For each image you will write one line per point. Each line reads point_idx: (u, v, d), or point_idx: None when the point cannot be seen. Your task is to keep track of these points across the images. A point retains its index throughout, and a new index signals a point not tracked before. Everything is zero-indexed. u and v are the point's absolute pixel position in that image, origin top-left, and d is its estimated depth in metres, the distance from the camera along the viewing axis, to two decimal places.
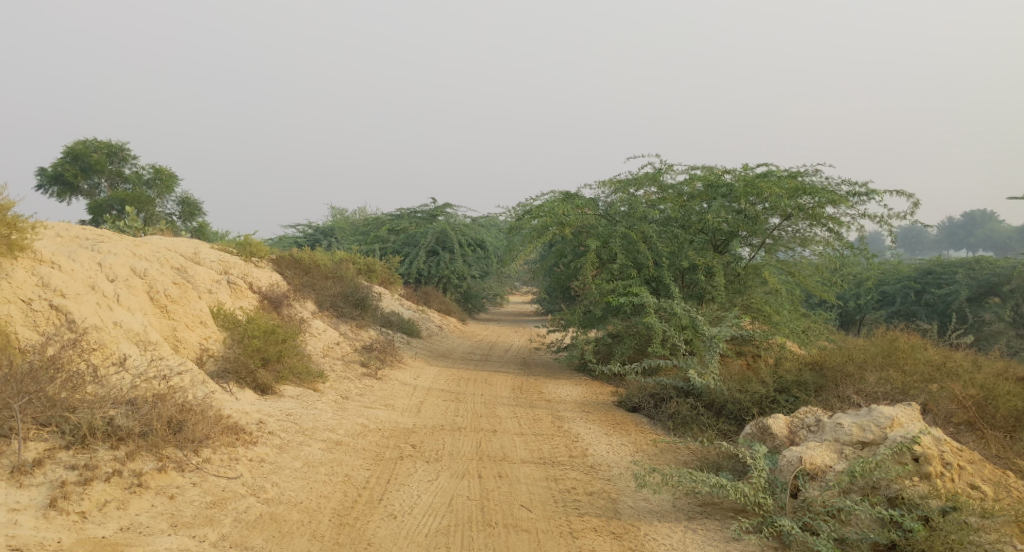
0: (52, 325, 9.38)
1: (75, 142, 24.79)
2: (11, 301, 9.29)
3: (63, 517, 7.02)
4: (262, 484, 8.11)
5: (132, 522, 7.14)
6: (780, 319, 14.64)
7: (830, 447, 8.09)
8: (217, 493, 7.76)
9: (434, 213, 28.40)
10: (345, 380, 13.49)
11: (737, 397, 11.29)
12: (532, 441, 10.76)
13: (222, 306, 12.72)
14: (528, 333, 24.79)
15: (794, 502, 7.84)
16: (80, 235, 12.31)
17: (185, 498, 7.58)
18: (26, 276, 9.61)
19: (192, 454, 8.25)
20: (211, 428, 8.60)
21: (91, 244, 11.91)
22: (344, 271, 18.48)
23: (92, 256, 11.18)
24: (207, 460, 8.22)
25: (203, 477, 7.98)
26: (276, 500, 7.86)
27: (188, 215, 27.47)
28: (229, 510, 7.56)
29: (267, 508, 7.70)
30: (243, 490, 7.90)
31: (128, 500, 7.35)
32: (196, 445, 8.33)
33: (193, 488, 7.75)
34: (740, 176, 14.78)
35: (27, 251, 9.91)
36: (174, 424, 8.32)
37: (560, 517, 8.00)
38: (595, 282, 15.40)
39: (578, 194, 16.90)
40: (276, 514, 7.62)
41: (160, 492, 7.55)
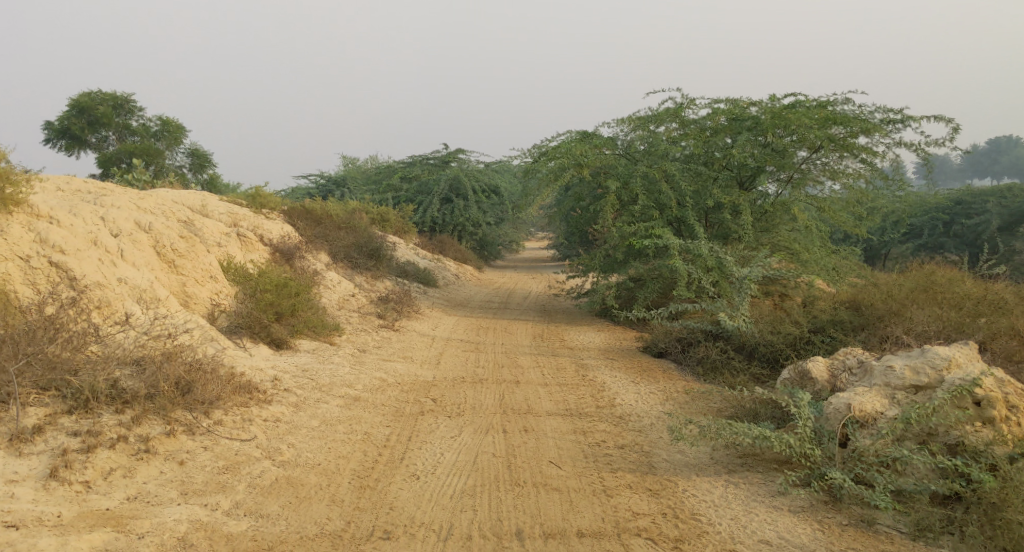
0: (53, 283, 8.96)
1: (80, 94, 24.23)
2: (8, 258, 8.84)
3: (65, 488, 6.63)
4: (278, 446, 7.74)
5: (139, 491, 6.77)
6: (810, 257, 14.13)
7: (881, 392, 7.67)
8: (230, 457, 7.40)
9: (446, 159, 27.76)
10: (361, 332, 13.10)
11: (769, 339, 10.84)
12: (556, 392, 10.34)
13: (232, 260, 12.29)
14: (547, 279, 24.34)
15: (843, 452, 7.41)
16: (82, 189, 11.87)
17: (196, 464, 7.22)
18: (23, 232, 9.14)
19: (203, 416, 7.90)
20: (221, 388, 8.21)
21: (93, 198, 11.45)
22: (357, 221, 18.00)
23: (95, 210, 10.73)
24: (218, 422, 7.85)
25: (214, 440, 7.61)
26: (292, 463, 7.49)
27: (199, 167, 27.01)
28: (243, 475, 7.20)
29: (283, 472, 7.33)
30: (258, 453, 7.53)
31: (135, 468, 6.99)
32: (206, 407, 7.96)
33: (205, 452, 7.39)
34: (766, 108, 14.02)
35: (23, 206, 9.42)
36: (182, 385, 7.94)
37: (593, 474, 7.61)
38: (616, 225, 14.80)
39: (596, 134, 16.29)
40: (293, 478, 7.25)
41: (169, 458, 7.20)
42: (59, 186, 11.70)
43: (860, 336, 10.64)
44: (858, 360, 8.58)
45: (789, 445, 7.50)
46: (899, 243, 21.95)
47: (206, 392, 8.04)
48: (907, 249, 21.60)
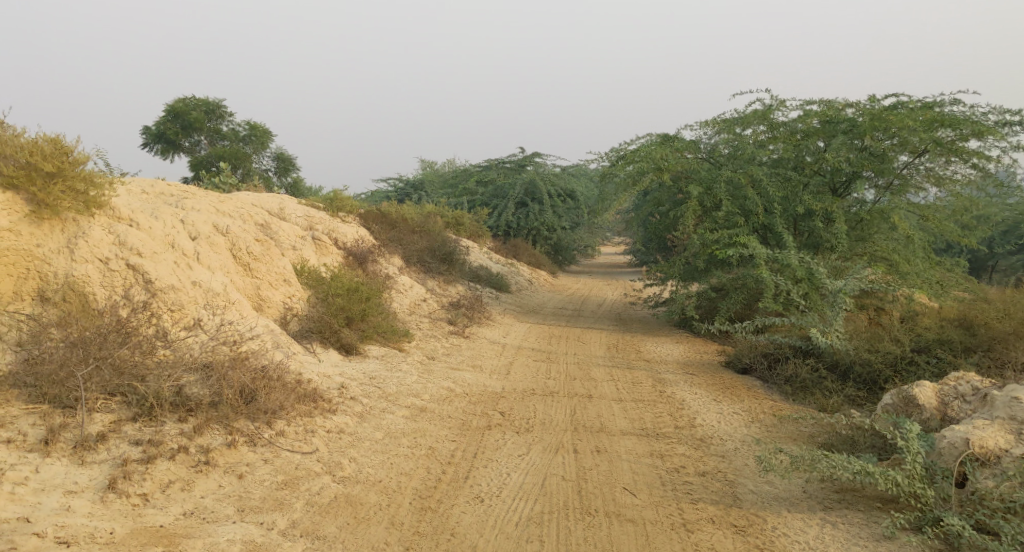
0: (131, 286, 8.76)
1: (175, 101, 24.62)
2: (87, 261, 8.65)
3: (122, 501, 6.40)
4: (339, 460, 7.41)
5: (196, 506, 6.51)
6: (910, 269, 13.36)
7: (1004, 427, 6.95)
8: (290, 472, 7.09)
9: (523, 163, 27.40)
10: (431, 339, 12.78)
11: (867, 358, 10.44)
12: (632, 409, 9.90)
13: (306, 263, 12.09)
14: (622, 286, 23.75)
15: (961, 494, 6.77)
16: (164, 192, 11.76)
17: (256, 478, 6.94)
18: (104, 234, 8.89)
19: (265, 426, 7.58)
20: (286, 396, 7.92)
21: (175, 201, 11.34)
22: (432, 225, 17.76)
23: (175, 213, 10.58)
24: (281, 433, 7.52)
25: (276, 452, 7.32)
26: (353, 479, 7.16)
27: (283, 171, 27.19)
28: (301, 492, 6.88)
29: (343, 489, 7.01)
30: (318, 467, 7.21)
31: (194, 481, 6.72)
32: (269, 417, 7.64)
33: (265, 466, 7.10)
34: (865, 110, 13.42)
35: (104, 209, 9.20)
36: (246, 393, 7.65)
37: (670, 504, 7.12)
38: (697, 232, 14.21)
39: (678, 137, 15.70)
40: (353, 497, 6.92)
41: (228, 471, 6.92)
42: (142, 189, 11.58)
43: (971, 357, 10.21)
44: (972, 387, 7.99)
45: (896, 483, 6.90)
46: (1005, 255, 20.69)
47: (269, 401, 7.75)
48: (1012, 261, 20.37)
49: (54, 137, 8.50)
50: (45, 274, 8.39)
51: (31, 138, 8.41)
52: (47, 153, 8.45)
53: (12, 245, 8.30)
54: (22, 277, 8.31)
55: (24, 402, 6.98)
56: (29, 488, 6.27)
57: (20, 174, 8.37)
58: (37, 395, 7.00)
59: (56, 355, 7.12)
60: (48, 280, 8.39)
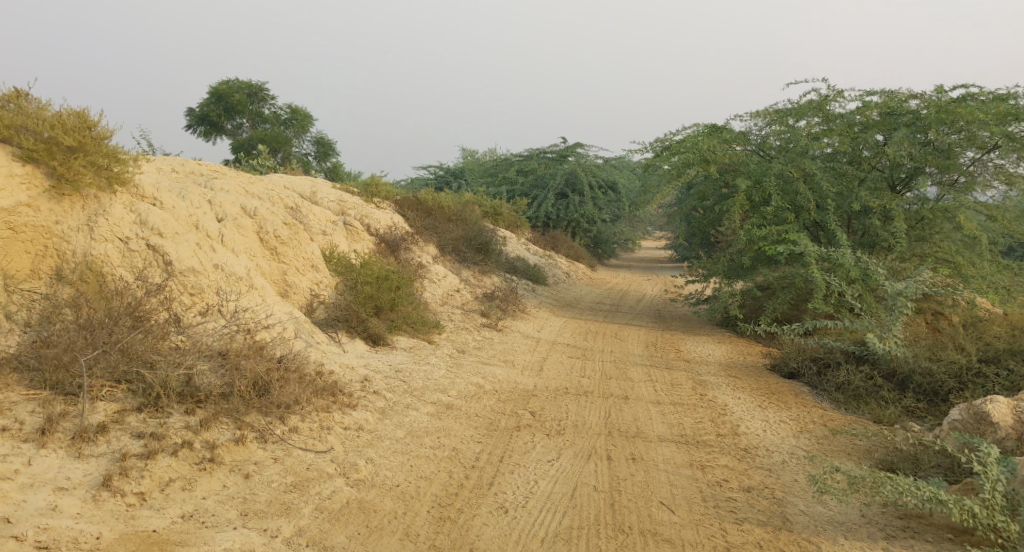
0: (151, 269, 8.13)
1: (219, 83, 24.28)
2: (108, 240, 8.04)
3: (115, 502, 5.97)
4: (355, 461, 6.91)
5: (196, 509, 6.07)
6: (974, 272, 12.79)
7: None
8: (300, 473, 6.62)
9: (564, 153, 26.84)
10: (462, 332, 12.25)
11: (928, 368, 10.01)
12: (671, 413, 9.32)
13: (336, 249, 11.59)
14: (663, 281, 23.10)
15: None
16: (195, 169, 11.12)
17: (263, 478, 6.48)
18: (125, 213, 8.29)
19: (278, 422, 7.10)
20: (302, 389, 7.42)
21: (205, 180, 10.75)
22: (469, 213, 17.23)
23: (204, 193, 10.01)
24: (294, 430, 7.04)
25: (287, 450, 6.84)
26: (367, 483, 6.66)
27: (323, 156, 26.83)
28: (311, 497, 6.40)
29: (355, 493, 6.51)
30: (331, 469, 6.73)
31: (196, 479, 6.28)
32: (283, 411, 7.16)
33: (274, 465, 6.63)
34: (930, 101, 12.77)
35: (127, 185, 8.58)
36: (260, 385, 7.19)
37: (713, 524, 6.61)
38: (744, 228, 13.56)
39: (727, 128, 15.04)
40: (366, 502, 6.43)
41: (235, 470, 6.48)
42: (172, 167, 10.96)
43: None
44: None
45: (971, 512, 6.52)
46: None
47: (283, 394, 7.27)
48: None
49: (78, 110, 7.93)
50: (62, 252, 7.79)
51: (56, 110, 7.87)
52: (70, 126, 7.88)
53: (31, 221, 7.69)
54: (40, 255, 7.71)
55: (25, 387, 6.58)
56: (16, 483, 5.86)
57: (40, 147, 7.79)
58: (40, 381, 6.60)
59: (63, 339, 6.71)
60: (67, 258, 7.80)
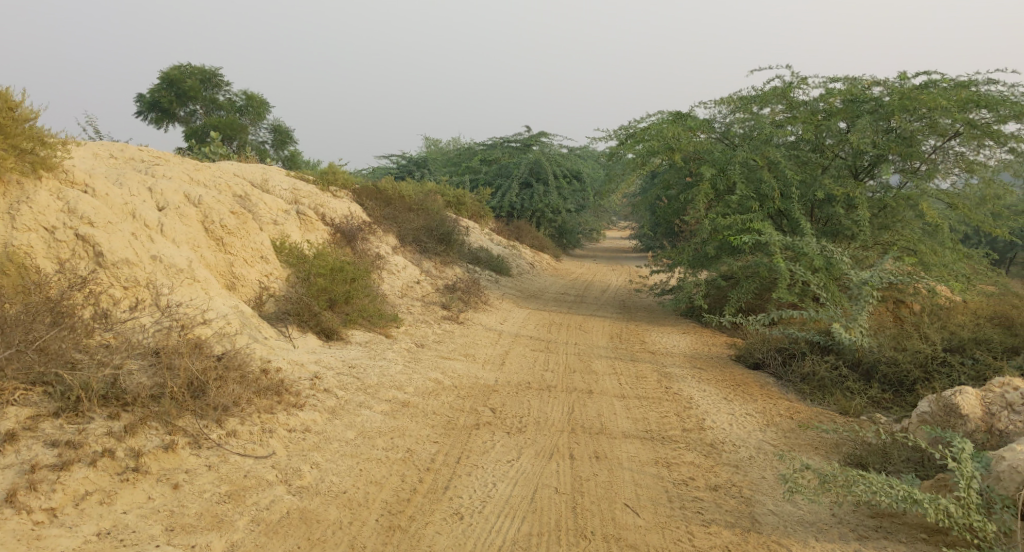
0: (78, 260, 7.58)
1: (171, 68, 23.46)
2: (31, 229, 7.49)
3: (22, 519, 5.52)
4: (298, 466, 6.49)
5: (115, 525, 5.65)
6: (935, 260, 12.67)
7: None
8: (236, 481, 6.19)
9: (528, 142, 26.46)
10: (421, 325, 11.82)
11: (894, 358, 9.82)
12: (635, 407, 9.01)
13: (289, 239, 10.99)
14: (627, 272, 22.86)
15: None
16: (136, 156, 10.53)
17: (193, 488, 6.05)
18: (51, 200, 7.76)
19: (214, 425, 6.67)
20: (242, 388, 6.98)
21: (145, 166, 10.18)
22: (431, 203, 16.76)
23: (144, 180, 9.45)
24: (232, 434, 6.60)
25: (223, 457, 6.41)
26: (311, 490, 6.26)
27: (281, 144, 26.14)
28: (247, 508, 5.98)
29: (297, 502, 6.12)
30: (272, 476, 6.31)
31: (116, 492, 5.85)
32: (220, 414, 6.72)
33: (207, 473, 6.20)
34: (893, 88, 12.58)
35: (55, 171, 8.03)
36: (195, 385, 6.74)
37: (679, 527, 6.36)
38: (708, 217, 13.30)
39: (691, 116, 14.76)
40: (308, 512, 6.03)
41: (162, 479, 6.04)
42: (110, 153, 10.38)
43: (1011, 360, 9.73)
44: (1020, 396, 7.74)
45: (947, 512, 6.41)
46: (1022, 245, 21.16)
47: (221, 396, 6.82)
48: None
49: None
50: None
51: None
52: None
53: None
54: None
55: None
56: None
57: None
58: None
59: None
60: None
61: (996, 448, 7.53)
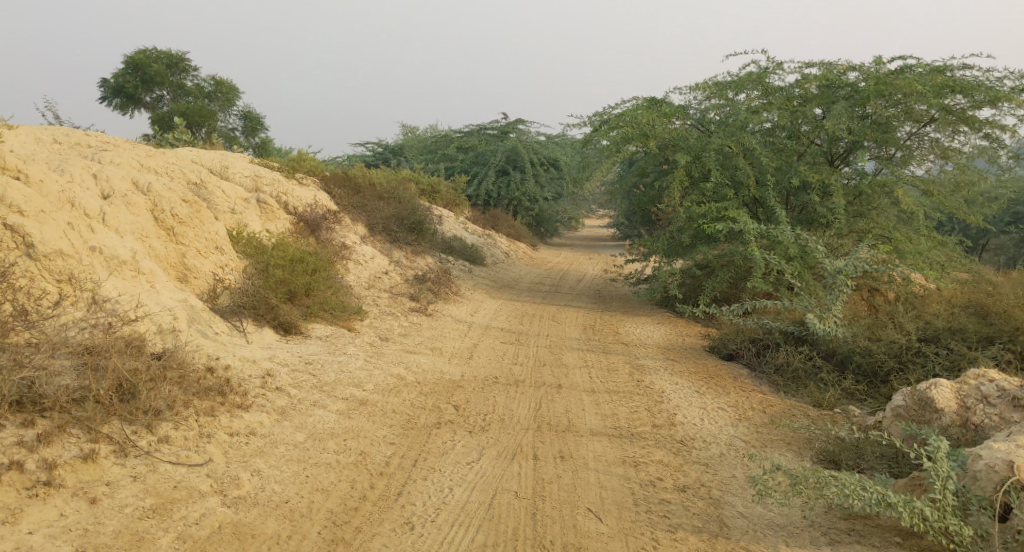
0: (5, 252, 7.08)
1: (135, 52, 22.80)
2: None
3: None
4: (236, 474, 6.28)
5: (19, 545, 5.44)
6: (910, 248, 12.38)
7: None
8: (162, 493, 5.97)
9: (505, 129, 26.03)
10: (387, 318, 11.39)
11: (868, 348, 9.54)
12: (605, 402, 8.67)
13: (245, 228, 10.51)
14: (604, 260, 22.51)
15: (1001, 529, 5.99)
16: (82, 141, 10.05)
17: (113, 502, 5.83)
18: None
19: (145, 430, 6.39)
20: (177, 389, 6.68)
21: (91, 152, 9.68)
22: (402, 191, 16.28)
23: (88, 166, 9.00)
24: (164, 440, 6.36)
25: (151, 466, 6.17)
26: (247, 501, 6.06)
27: (251, 131, 25.54)
28: (174, 524, 5.78)
29: (231, 515, 5.92)
30: (205, 486, 6.09)
31: (23, 510, 5.62)
32: (151, 418, 6.43)
33: (129, 485, 5.97)
34: (869, 73, 12.28)
35: None
36: (124, 388, 6.43)
37: (643, 534, 6.17)
38: (683, 205, 12.99)
39: (667, 102, 14.40)
40: (242, 527, 5.85)
41: (78, 494, 5.81)
42: (54, 138, 9.89)
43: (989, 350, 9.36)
44: (996, 387, 7.51)
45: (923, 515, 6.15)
46: (998, 230, 20.88)
47: (153, 398, 6.51)
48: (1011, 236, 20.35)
49: None
50: None
51: None
52: None
53: None
54: None
55: None
56: None
57: None
58: None
59: None
60: None
61: (972, 443, 7.25)
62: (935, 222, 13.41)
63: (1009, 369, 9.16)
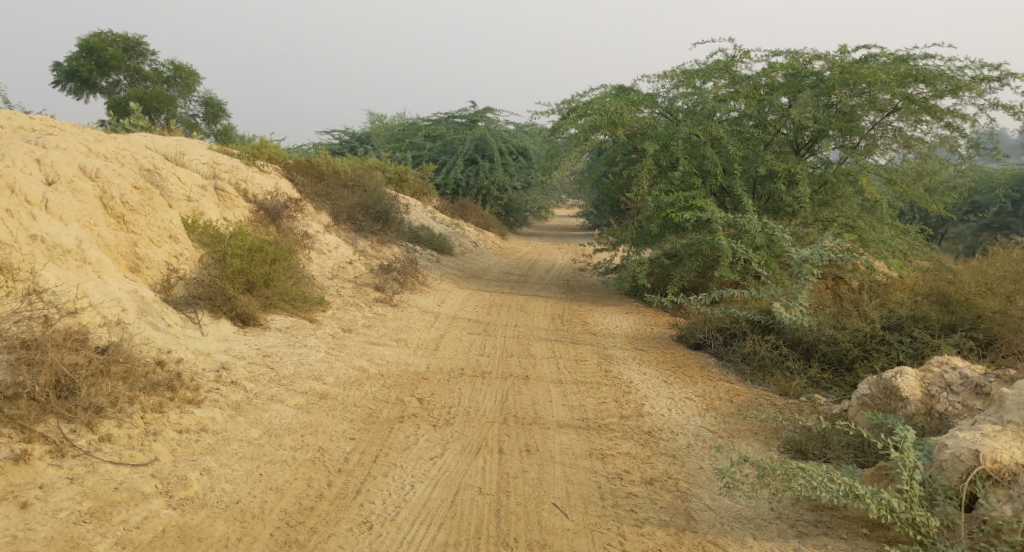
0: None
1: (90, 35, 22.21)
2: None
3: None
4: (183, 474, 6.04)
5: None
6: (874, 237, 12.35)
7: (987, 456, 5.98)
8: (102, 496, 5.72)
9: (474, 118, 25.78)
10: (351, 308, 11.11)
11: (833, 337, 9.45)
12: (572, 393, 8.50)
13: (201, 216, 10.19)
14: (574, 250, 22.34)
15: (966, 520, 5.91)
16: (27, 125, 9.67)
17: (48, 506, 5.57)
18: None
19: (85, 429, 6.13)
20: (121, 385, 6.42)
21: (36, 137, 9.31)
22: (368, 178, 15.97)
23: (32, 151, 8.65)
24: (106, 439, 6.10)
25: (90, 466, 5.91)
26: (194, 503, 5.84)
27: (213, 117, 25.05)
28: (114, 528, 5.54)
29: (176, 518, 5.70)
30: (149, 488, 5.85)
31: None
32: (92, 416, 6.17)
33: (66, 487, 5.71)
34: (834, 62, 12.16)
35: None
36: (62, 385, 6.17)
37: (610, 530, 6.01)
38: (652, 194, 12.85)
39: (635, 89, 14.22)
40: (187, 530, 5.63)
41: (10, 498, 5.55)
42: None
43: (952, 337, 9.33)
44: (960, 375, 7.47)
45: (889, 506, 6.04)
46: (957, 220, 20.95)
47: (94, 395, 6.25)
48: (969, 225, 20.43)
49: None
50: None
51: None
52: None
53: None
54: None
55: None
56: None
57: None
58: None
59: None
60: None
61: (936, 431, 7.17)
62: (897, 211, 13.42)
63: (971, 356, 9.13)
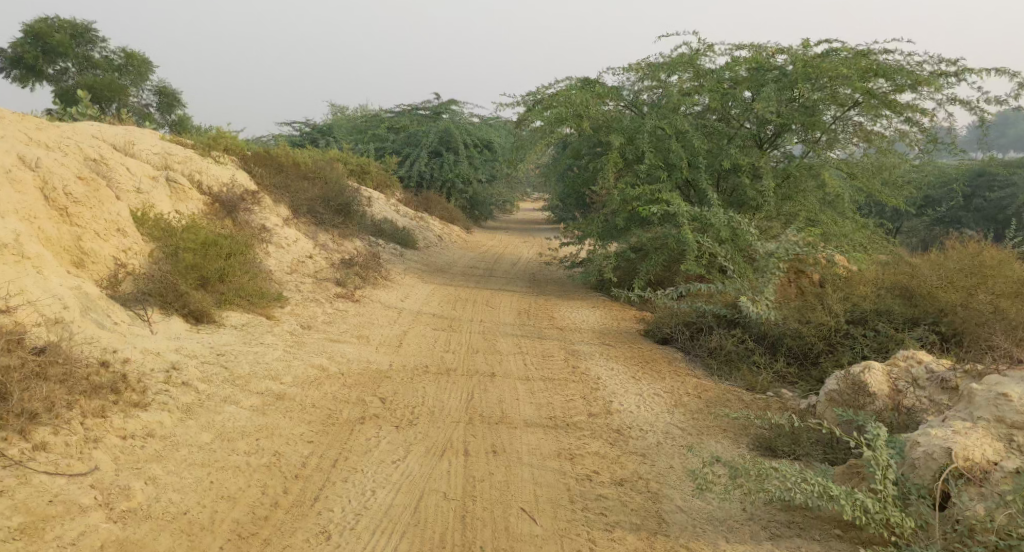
0: None
1: (35, 20, 21.44)
2: None
3: None
4: (126, 484, 5.69)
5: None
6: (836, 231, 12.27)
7: (960, 454, 5.82)
8: (35, 510, 5.35)
9: (438, 110, 25.52)
10: (310, 304, 10.76)
11: (799, 332, 9.32)
12: (540, 391, 8.25)
13: (152, 209, 9.78)
14: (539, 243, 22.11)
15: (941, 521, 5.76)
16: None
17: None
18: None
19: (19, 436, 5.76)
20: (58, 389, 6.06)
21: None
22: (328, 170, 15.58)
23: None
24: (42, 447, 5.73)
25: (24, 477, 5.54)
26: (137, 516, 5.50)
27: (167, 107, 24.40)
28: (47, 546, 5.18)
29: (116, 532, 5.36)
30: (88, 500, 5.50)
31: None
32: (26, 422, 5.81)
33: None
34: (796, 57, 11.98)
35: None
36: None
37: (579, 535, 5.77)
38: (618, 187, 12.64)
39: (600, 82, 13.99)
40: (128, 545, 5.30)
41: None
42: None
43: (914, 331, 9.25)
44: (926, 371, 7.37)
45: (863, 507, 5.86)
46: (912, 215, 21.13)
47: (29, 400, 5.89)
48: (924, 221, 20.61)
49: None
50: None
51: None
52: None
53: None
54: None
55: None
56: None
57: None
58: None
59: None
60: None
61: (904, 427, 7.00)
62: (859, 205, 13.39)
63: (934, 351, 9.05)
